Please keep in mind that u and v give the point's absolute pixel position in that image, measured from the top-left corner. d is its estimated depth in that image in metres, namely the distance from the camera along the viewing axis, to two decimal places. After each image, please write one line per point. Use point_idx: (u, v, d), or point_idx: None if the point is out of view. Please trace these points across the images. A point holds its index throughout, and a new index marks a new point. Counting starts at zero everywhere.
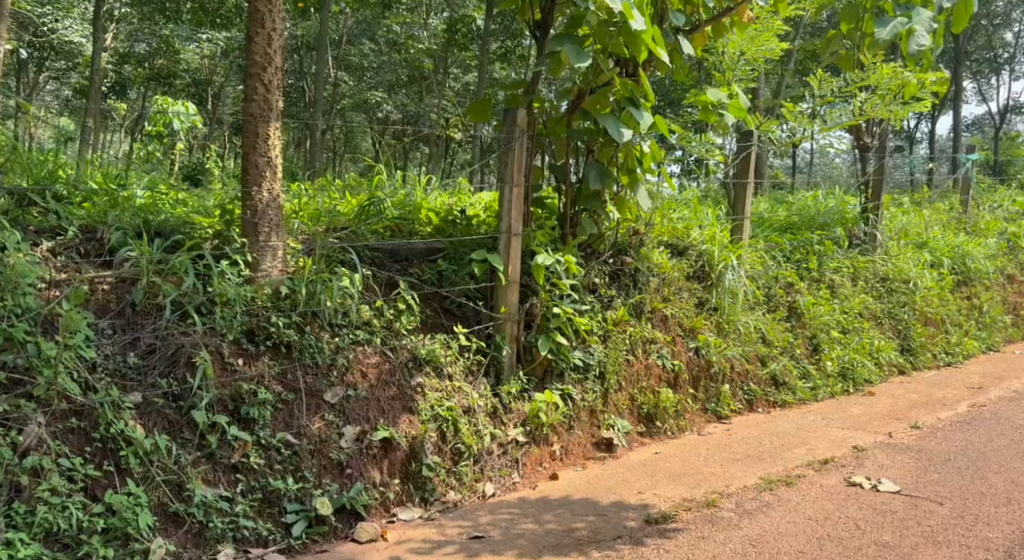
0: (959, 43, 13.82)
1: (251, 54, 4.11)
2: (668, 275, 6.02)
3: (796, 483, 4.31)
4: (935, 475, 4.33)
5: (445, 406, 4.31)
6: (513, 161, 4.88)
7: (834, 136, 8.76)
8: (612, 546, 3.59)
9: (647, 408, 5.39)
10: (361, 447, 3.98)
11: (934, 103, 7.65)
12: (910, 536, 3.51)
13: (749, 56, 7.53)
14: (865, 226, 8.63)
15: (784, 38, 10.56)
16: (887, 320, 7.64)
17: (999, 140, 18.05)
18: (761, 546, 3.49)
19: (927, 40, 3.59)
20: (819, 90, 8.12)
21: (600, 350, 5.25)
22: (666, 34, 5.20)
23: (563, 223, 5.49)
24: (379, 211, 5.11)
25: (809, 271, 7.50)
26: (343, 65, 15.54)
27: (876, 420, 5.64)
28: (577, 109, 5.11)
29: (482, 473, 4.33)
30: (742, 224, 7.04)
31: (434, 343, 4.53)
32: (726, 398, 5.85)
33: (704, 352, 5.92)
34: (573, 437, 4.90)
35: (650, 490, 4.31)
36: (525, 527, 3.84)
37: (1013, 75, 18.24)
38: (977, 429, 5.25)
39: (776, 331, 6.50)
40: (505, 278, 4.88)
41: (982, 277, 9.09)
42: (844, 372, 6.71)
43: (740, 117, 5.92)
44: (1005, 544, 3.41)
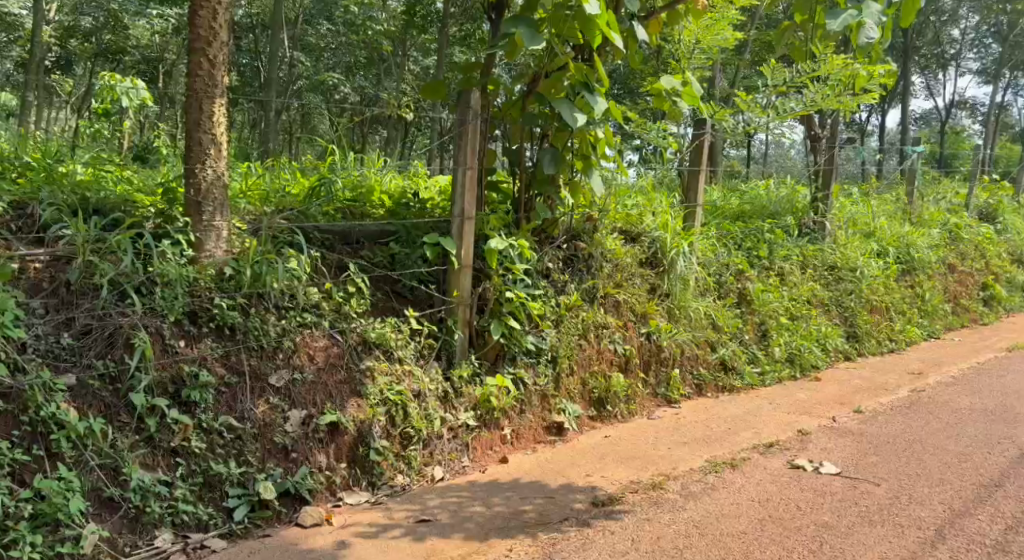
0: (908, 38, 14.10)
1: (194, 27, 3.99)
2: (621, 261, 6.07)
3: (741, 466, 4.39)
4: (874, 457, 4.44)
5: (394, 390, 4.28)
6: (467, 144, 4.84)
7: (788, 127, 8.87)
8: (559, 529, 3.60)
9: (598, 392, 5.43)
10: (307, 431, 3.93)
11: (883, 96, 7.83)
12: (847, 516, 3.60)
13: (704, 45, 7.59)
14: (814, 215, 8.78)
15: (741, 28, 10.65)
16: (834, 308, 7.80)
17: (945, 133, 18.48)
18: (704, 527, 3.54)
19: (876, 33, 3.63)
20: (772, 80, 8.21)
21: (553, 334, 5.27)
22: (621, 20, 5.20)
23: (517, 208, 5.48)
24: (330, 192, 5.03)
25: (759, 258, 7.61)
26: (298, 46, 15.23)
27: (821, 405, 5.77)
28: (532, 93, 5.07)
29: (431, 457, 4.32)
30: (694, 211, 7.12)
31: (384, 327, 4.49)
32: (676, 383, 5.93)
33: (655, 337, 5.97)
34: (524, 421, 4.91)
35: (598, 473, 4.35)
36: (473, 510, 3.83)
37: (960, 70, 18.67)
38: (916, 414, 5.40)
39: (726, 317, 6.59)
40: (459, 262, 4.85)
41: (925, 266, 9.32)
42: (791, 358, 6.86)
43: (693, 104, 5.96)
44: (937, 522, 3.50)
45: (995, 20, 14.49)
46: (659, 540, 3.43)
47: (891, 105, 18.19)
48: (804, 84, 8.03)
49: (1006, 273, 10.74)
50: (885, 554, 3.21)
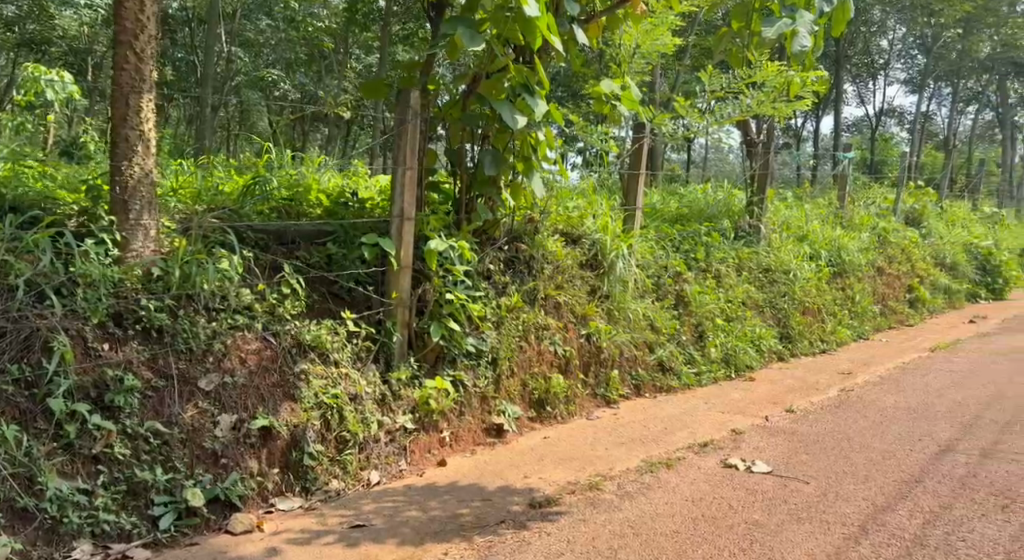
0: (840, 47, 14.53)
1: (121, 19, 3.87)
2: (562, 263, 6.10)
3: (676, 466, 4.46)
4: (804, 456, 4.57)
5: (330, 394, 4.22)
6: (407, 144, 4.80)
7: (725, 132, 9.04)
8: (496, 531, 3.59)
9: (538, 394, 5.45)
10: (238, 436, 3.84)
11: (816, 103, 8.05)
12: (777, 514, 3.68)
13: (644, 50, 7.69)
14: (750, 218, 8.96)
15: (680, 34, 10.81)
16: (769, 310, 7.99)
17: (875, 140, 19.11)
18: (638, 527, 3.58)
19: (809, 41, 3.74)
20: (709, 85, 8.37)
21: (493, 336, 5.26)
22: (561, 23, 5.23)
23: (458, 209, 5.46)
24: (265, 191, 4.93)
25: (696, 261, 7.75)
26: (237, 40, 14.87)
27: (754, 404, 5.90)
28: (473, 94, 5.06)
29: (368, 461, 4.26)
30: (633, 214, 7.17)
31: (320, 329, 4.42)
32: (615, 383, 6.00)
33: (594, 339, 6.03)
34: (463, 423, 4.89)
35: (537, 475, 4.36)
36: (409, 514, 3.80)
37: (889, 80, 19.33)
38: (844, 412, 5.57)
39: (664, 319, 6.68)
40: (398, 263, 4.81)
41: (855, 269, 9.62)
42: (726, 358, 7.01)
43: (632, 108, 6.01)
44: (861, 518, 3.61)
45: (921, 33, 15.05)
46: (594, 541, 3.46)
47: (825, 112, 18.73)
48: (741, 90, 8.20)
49: (931, 276, 11.16)
50: (811, 550, 3.29)
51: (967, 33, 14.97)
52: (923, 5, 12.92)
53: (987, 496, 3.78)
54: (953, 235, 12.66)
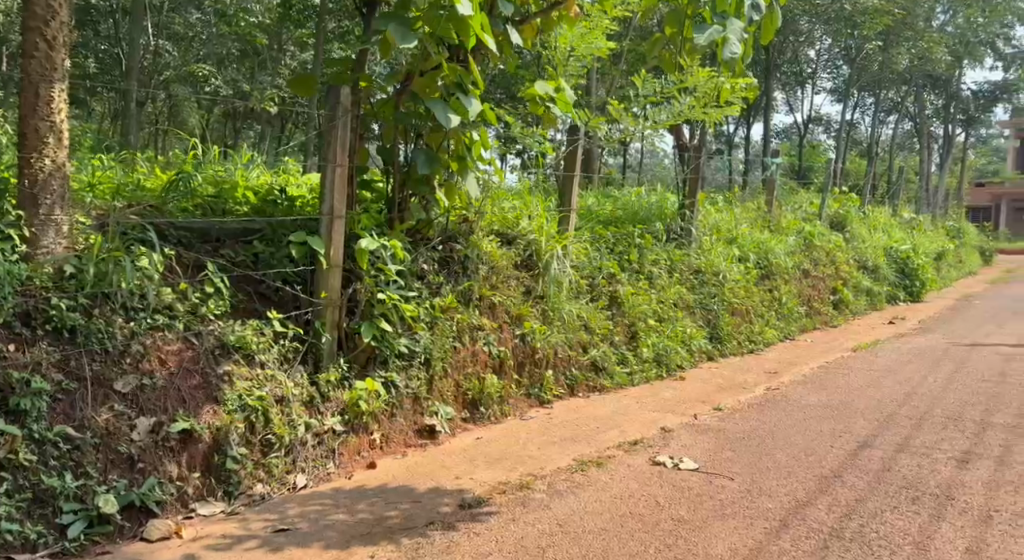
0: (770, 56, 14.93)
1: (30, 6, 3.70)
2: (497, 264, 6.09)
3: (606, 464, 4.51)
4: (730, 453, 4.67)
5: (254, 395, 4.11)
6: (337, 141, 4.73)
7: (659, 136, 9.18)
8: (423, 533, 3.56)
9: (471, 394, 5.43)
10: (156, 440, 3.70)
11: (744, 109, 8.24)
12: (702, 510, 3.74)
13: (579, 53, 7.77)
14: (681, 221, 9.12)
15: (616, 38, 10.93)
16: (699, 311, 8.15)
17: (803, 146, 19.71)
18: (566, 525, 3.60)
19: (739, 49, 3.75)
20: (642, 90, 8.50)
21: (426, 336, 5.21)
22: (495, 24, 5.21)
23: (390, 208, 5.41)
24: (189, 187, 4.80)
25: (630, 262, 7.85)
26: (165, 33, 14.42)
27: (684, 403, 6.01)
28: (406, 92, 5.01)
29: (295, 464, 4.18)
30: (568, 215, 7.20)
31: (245, 330, 4.33)
32: (549, 384, 6.02)
33: (529, 339, 6.03)
34: (394, 425, 4.84)
35: (468, 475, 4.35)
36: (335, 518, 3.73)
37: (816, 89, 19.97)
38: (771, 410, 5.71)
39: (597, 319, 6.74)
40: (327, 262, 4.72)
41: (782, 272, 9.89)
42: (658, 358, 7.12)
43: (566, 111, 6.01)
44: (783, 512, 3.70)
45: (845, 44, 15.61)
46: (522, 540, 3.46)
47: (755, 119, 19.24)
48: (672, 95, 8.34)
49: (853, 278, 11.57)
50: (734, 545, 3.35)
51: (887, 45, 15.58)
52: (846, 17, 13.40)
53: (900, 489, 3.93)
54: (873, 239, 13.15)
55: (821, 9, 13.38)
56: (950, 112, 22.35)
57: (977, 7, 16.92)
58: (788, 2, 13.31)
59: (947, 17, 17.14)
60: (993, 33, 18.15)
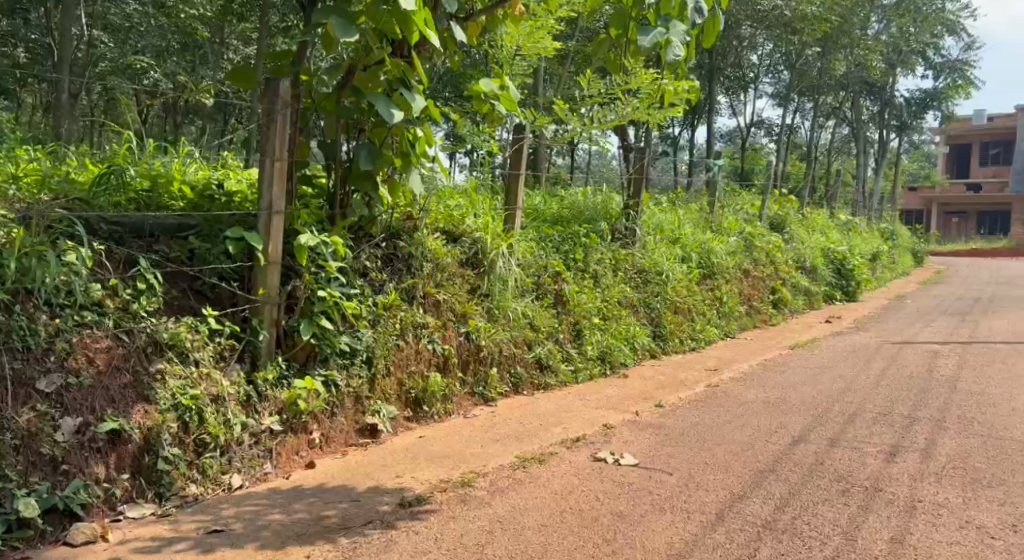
0: (714, 60, 15.17)
1: None
2: (442, 261, 6.05)
3: (548, 461, 4.52)
4: (669, 448, 4.73)
5: (188, 394, 4.01)
6: (276, 135, 4.65)
7: (605, 135, 9.24)
8: (361, 532, 3.51)
9: (415, 393, 5.38)
10: (82, 441, 3.59)
11: (687, 110, 8.36)
12: (640, 505, 3.78)
13: (525, 52, 7.77)
14: (626, 221, 9.21)
15: (563, 39, 10.97)
16: (642, 309, 8.25)
17: (746, 149, 20.11)
18: (506, 522, 3.60)
19: (682, 52, 3.79)
20: (588, 90, 8.56)
21: (369, 335, 5.13)
22: (438, 20, 5.16)
23: (332, 204, 5.32)
24: (122, 181, 4.68)
25: (575, 261, 7.89)
26: (101, 23, 13.93)
27: (626, 400, 6.07)
28: (347, 86, 4.92)
29: (230, 464, 4.09)
30: (514, 214, 7.18)
31: (179, 327, 4.22)
32: (493, 382, 6.01)
33: (473, 337, 6.00)
34: (335, 424, 4.77)
35: (409, 474, 4.31)
36: (271, 518, 3.66)
37: (758, 94, 20.39)
38: (710, 407, 5.81)
39: (542, 318, 6.76)
40: (265, 258, 4.63)
41: (723, 271, 10.08)
42: (603, 356, 7.19)
43: (510, 109, 5.96)
44: (718, 506, 3.76)
45: (785, 50, 15.99)
46: (461, 537, 3.44)
47: (700, 123, 19.58)
48: (617, 96, 8.41)
49: (792, 278, 11.85)
50: (670, 539, 3.40)
51: (825, 51, 16.02)
52: (785, 22, 13.73)
53: (831, 482, 4.03)
54: (811, 240, 13.50)
55: (762, 14, 13.65)
56: (885, 118, 23.09)
57: (910, 17, 17.51)
58: (731, 7, 13.58)
59: (882, 26, 17.69)
60: (924, 42, 18.81)
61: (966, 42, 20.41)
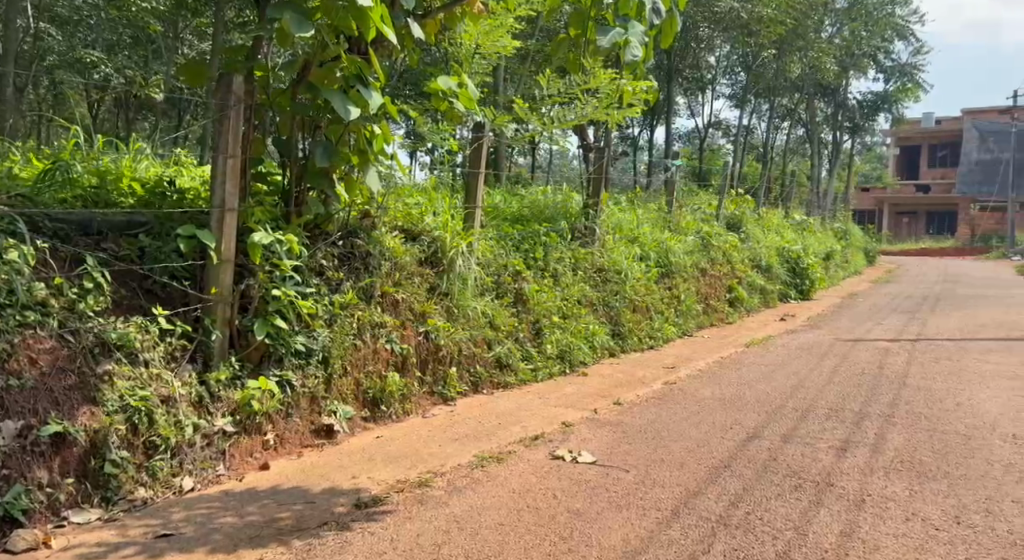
0: (673, 61, 15.31)
1: None
2: (400, 260, 6.00)
3: (506, 459, 4.52)
4: (626, 446, 4.76)
5: (137, 396, 3.91)
6: (229, 131, 4.56)
7: (565, 134, 9.26)
8: (316, 534, 3.47)
9: (372, 393, 5.33)
10: (23, 444, 3.48)
11: (645, 111, 8.42)
12: (597, 503, 3.80)
13: (485, 51, 7.75)
14: (586, 220, 9.24)
15: (524, 38, 10.96)
16: (602, 308, 8.30)
17: (704, 150, 20.34)
18: (463, 521, 3.59)
19: (640, 53, 3.80)
20: (548, 89, 8.56)
21: (325, 334, 5.07)
22: (396, 16, 5.10)
23: (287, 201, 5.26)
24: (67, 177, 4.58)
25: (535, 260, 7.90)
26: (49, 16, 13.52)
27: (585, 398, 6.11)
28: (303, 82, 4.85)
29: (181, 467, 4.00)
30: (474, 212, 7.15)
31: (128, 327, 4.12)
32: (452, 381, 5.98)
33: (433, 336, 5.97)
34: (290, 425, 4.70)
35: (365, 474, 4.27)
36: (223, 521, 3.59)
37: (716, 95, 20.63)
38: (667, 404, 5.86)
39: (502, 317, 6.75)
40: (217, 257, 4.55)
41: (681, 270, 10.19)
42: (562, 354, 7.21)
43: (469, 107, 5.90)
44: (673, 502, 3.79)
45: (742, 52, 16.22)
46: (418, 537, 3.42)
47: (659, 123, 19.76)
48: (577, 96, 8.44)
49: (748, 277, 12.03)
50: (626, 536, 3.42)
51: (781, 54, 16.29)
52: (742, 25, 13.93)
53: (784, 477, 4.09)
54: (767, 240, 13.72)
55: (720, 17, 13.80)
56: (838, 120, 23.59)
57: (862, 21, 17.91)
58: (689, 9, 13.73)
59: (835, 30, 18.06)
60: (876, 46, 19.25)
61: (915, 46, 20.95)
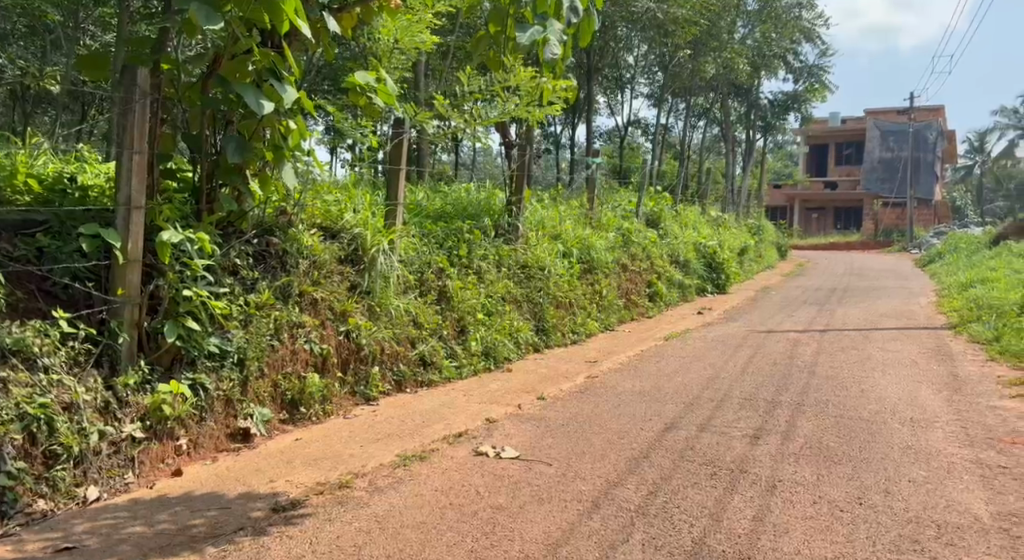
0: (593, 60, 15.50)
1: None
2: (319, 257, 5.90)
3: (429, 458, 4.49)
4: (549, 440, 4.80)
5: (36, 403, 3.73)
6: (134, 124, 4.39)
7: (487, 131, 9.25)
8: (231, 540, 3.37)
9: (291, 394, 5.20)
10: None
11: (565, 108, 8.48)
12: (519, 497, 3.82)
13: (403, 46, 7.67)
14: (509, 217, 9.25)
15: (443, 34, 10.89)
16: (526, 304, 8.35)
17: (624, 148, 20.67)
18: (385, 521, 3.56)
19: (559, 50, 3.77)
20: (468, 86, 8.53)
21: (240, 335, 4.92)
22: (309, 10, 4.99)
23: (198, 198, 5.13)
24: None
25: (459, 257, 7.86)
26: None
27: (509, 394, 6.14)
28: (213, 76, 4.69)
29: (85, 476, 3.82)
30: (395, 209, 7.09)
31: (25, 331, 3.92)
32: (374, 380, 5.90)
33: (354, 335, 5.87)
34: (204, 429, 4.54)
35: (283, 477, 4.17)
36: (131, 530, 3.45)
37: (635, 94, 21.00)
38: (589, 398, 5.94)
39: (426, 314, 6.69)
40: (123, 257, 4.37)
41: (603, 267, 10.34)
42: (486, 351, 7.22)
43: (388, 103, 5.79)
44: (594, 494, 3.84)
45: (658, 52, 16.55)
46: (338, 539, 3.37)
47: (580, 122, 19.95)
48: (498, 93, 8.45)
49: (667, 272, 12.30)
50: (547, 529, 3.44)
51: (696, 54, 16.68)
52: (658, 24, 14.20)
53: (700, 465, 4.21)
54: (684, 236, 14.05)
55: (637, 16, 14.02)
56: (751, 119, 24.38)
57: (772, 23, 18.51)
58: (607, 7, 13.90)
59: (747, 31, 18.60)
60: (785, 48, 19.95)
61: (821, 48, 21.81)
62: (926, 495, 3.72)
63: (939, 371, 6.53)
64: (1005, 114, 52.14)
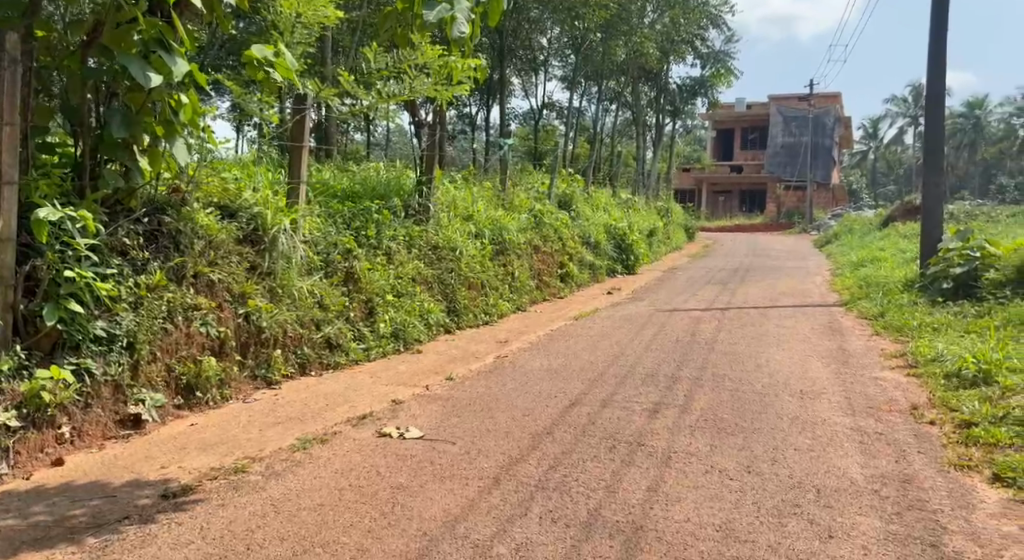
0: (505, 41, 15.45)
1: None
2: (215, 238, 5.71)
3: (330, 440, 4.42)
4: (455, 419, 4.80)
5: None
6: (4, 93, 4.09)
7: (396, 110, 9.10)
8: (114, 529, 3.23)
9: (186, 378, 5.01)
10: None
11: (474, 88, 8.39)
12: (420, 476, 3.80)
13: (306, 20, 7.41)
14: (419, 197, 9.09)
15: (350, 10, 10.62)
16: (436, 285, 8.31)
17: (539, 131, 20.76)
18: (280, 504, 3.48)
19: (467, 29, 3.60)
20: (374, 63, 8.35)
21: (129, 319, 4.71)
22: None
23: (81, 174, 4.87)
24: None
25: (367, 238, 7.70)
26: None
27: (418, 375, 6.10)
28: (94, 45, 4.43)
29: None
30: (297, 187, 6.91)
31: None
32: (276, 363, 5.76)
33: (254, 318, 5.70)
34: (88, 416, 4.33)
35: (175, 464, 4.03)
36: (3, 524, 3.26)
37: (549, 77, 21.08)
38: (497, 377, 5.96)
39: (331, 296, 6.56)
40: None
41: (515, 248, 10.37)
42: (395, 332, 7.14)
43: (287, 78, 5.58)
44: (495, 470, 3.86)
45: (570, 34, 16.65)
46: (230, 524, 3.28)
47: (494, 103, 19.91)
48: (405, 71, 8.29)
49: (578, 253, 12.47)
50: (446, 506, 3.44)
51: (607, 38, 16.87)
52: (569, 7, 14.26)
53: (601, 440, 4.29)
54: (596, 217, 14.25)
55: None
56: (661, 103, 24.91)
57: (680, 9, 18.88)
58: None
59: (656, 16, 18.91)
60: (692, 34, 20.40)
61: (727, 35, 22.38)
62: (809, 462, 3.90)
63: (829, 345, 6.85)
64: (896, 103, 54.93)
